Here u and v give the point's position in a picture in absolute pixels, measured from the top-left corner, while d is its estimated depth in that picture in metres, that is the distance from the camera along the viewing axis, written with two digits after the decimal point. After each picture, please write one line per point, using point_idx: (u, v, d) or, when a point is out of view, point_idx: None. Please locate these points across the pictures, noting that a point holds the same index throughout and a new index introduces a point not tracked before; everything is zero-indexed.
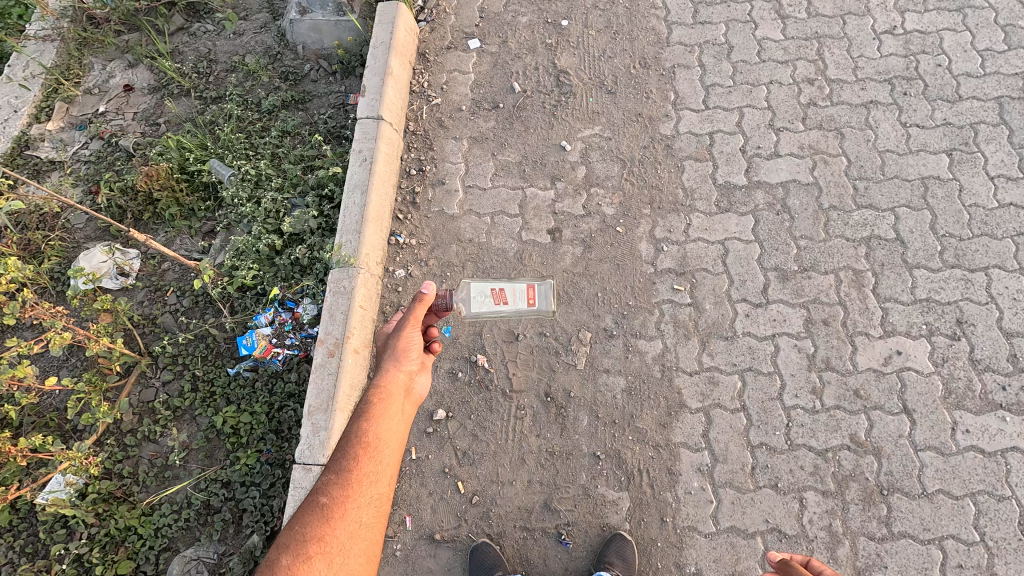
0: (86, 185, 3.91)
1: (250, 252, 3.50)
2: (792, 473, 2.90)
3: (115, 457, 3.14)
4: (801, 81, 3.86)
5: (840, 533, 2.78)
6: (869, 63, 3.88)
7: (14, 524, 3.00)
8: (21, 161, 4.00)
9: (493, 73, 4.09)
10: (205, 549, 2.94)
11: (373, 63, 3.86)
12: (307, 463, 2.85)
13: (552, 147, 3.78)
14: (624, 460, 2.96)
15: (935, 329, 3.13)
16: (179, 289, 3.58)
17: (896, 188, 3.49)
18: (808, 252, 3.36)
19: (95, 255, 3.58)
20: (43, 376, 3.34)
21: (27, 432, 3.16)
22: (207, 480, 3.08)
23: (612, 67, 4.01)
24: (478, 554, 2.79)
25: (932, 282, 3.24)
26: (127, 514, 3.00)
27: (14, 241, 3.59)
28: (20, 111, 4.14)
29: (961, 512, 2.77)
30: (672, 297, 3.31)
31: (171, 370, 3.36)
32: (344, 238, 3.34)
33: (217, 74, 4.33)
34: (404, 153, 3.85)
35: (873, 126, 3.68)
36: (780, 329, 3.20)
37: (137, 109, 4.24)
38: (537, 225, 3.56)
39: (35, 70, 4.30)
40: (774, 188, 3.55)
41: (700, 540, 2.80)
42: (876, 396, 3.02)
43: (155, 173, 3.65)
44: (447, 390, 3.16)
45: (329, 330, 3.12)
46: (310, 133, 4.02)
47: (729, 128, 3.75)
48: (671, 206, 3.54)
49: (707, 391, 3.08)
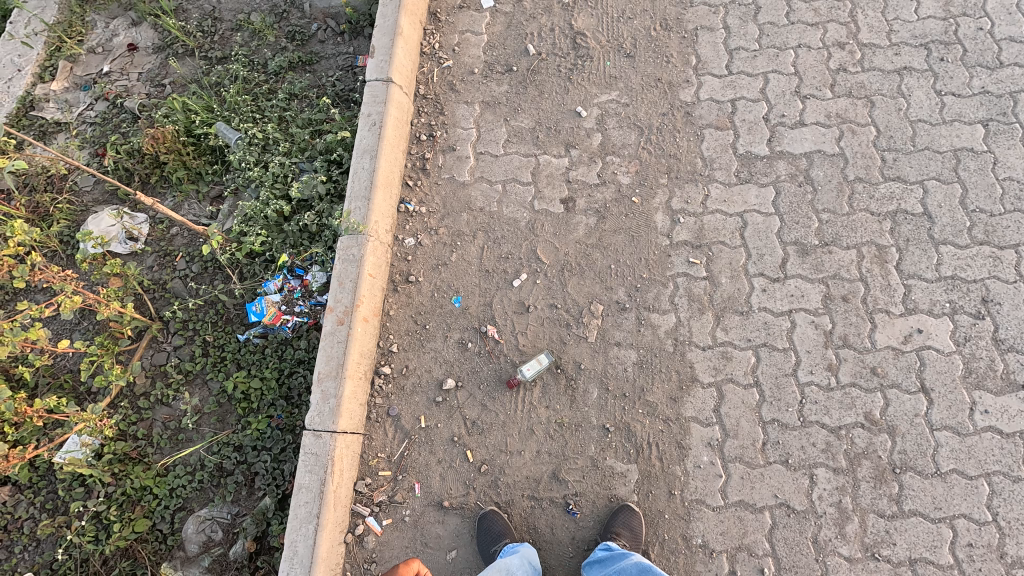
0: (92, 147, 3.85)
1: (258, 218, 3.45)
2: (804, 449, 2.88)
3: (129, 419, 3.18)
4: (831, 45, 3.66)
5: (849, 510, 2.78)
6: (905, 26, 3.67)
7: (34, 481, 3.06)
8: (26, 122, 3.93)
9: (507, 34, 3.92)
10: (219, 510, 3.01)
11: (383, 22, 3.71)
12: (317, 429, 2.86)
13: (567, 113, 3.65)
14: (633, 433, 2.95)
15: (958, 307, 3.05)
16: (189, 255, 3.55)
17: (926, 160, 3.35)
18: (830, 226, 3.26)
19: (104, 219, 3.55)
20: (56, 339, 3.36)
21: (42, 394, 3.20)
22: (219, 444, 3.12)
23: (631, 29, 3.83)
24: (485, 522, 2.82)
25: (958, 259, 3.13)
26: (143, 474, 3.05)
27: (22, 204, 3.56)
28: (23, 71, 4.04)
29: (975, 492, 2.75)
30: (687, 271, 3.23)
31: (182, 335, 3.36)
32: (353, 205, 3.27)
33: (222, 33, 4.19)
34: (414, 118, 3.73)
35: (905, 95, 3.50)
36: (797, 305, 3.12)
37: (142, 70, 4.13)
38: (551, 193, 3.46)
39: (36, 27, 4.16)
40: (797, 158, 3.42)
41: (707, 513, 2.81)
42: (894, 374, 2.96)
43: (161, 135, 3.58)
44: (456, 360, 3.15)
45: (339, 297, 3.08)
46: (318, 96, 3.90)
47: (752, 95, 3.58)
48: (689, 176, 3.43)
49: (719, 366, 3.04)
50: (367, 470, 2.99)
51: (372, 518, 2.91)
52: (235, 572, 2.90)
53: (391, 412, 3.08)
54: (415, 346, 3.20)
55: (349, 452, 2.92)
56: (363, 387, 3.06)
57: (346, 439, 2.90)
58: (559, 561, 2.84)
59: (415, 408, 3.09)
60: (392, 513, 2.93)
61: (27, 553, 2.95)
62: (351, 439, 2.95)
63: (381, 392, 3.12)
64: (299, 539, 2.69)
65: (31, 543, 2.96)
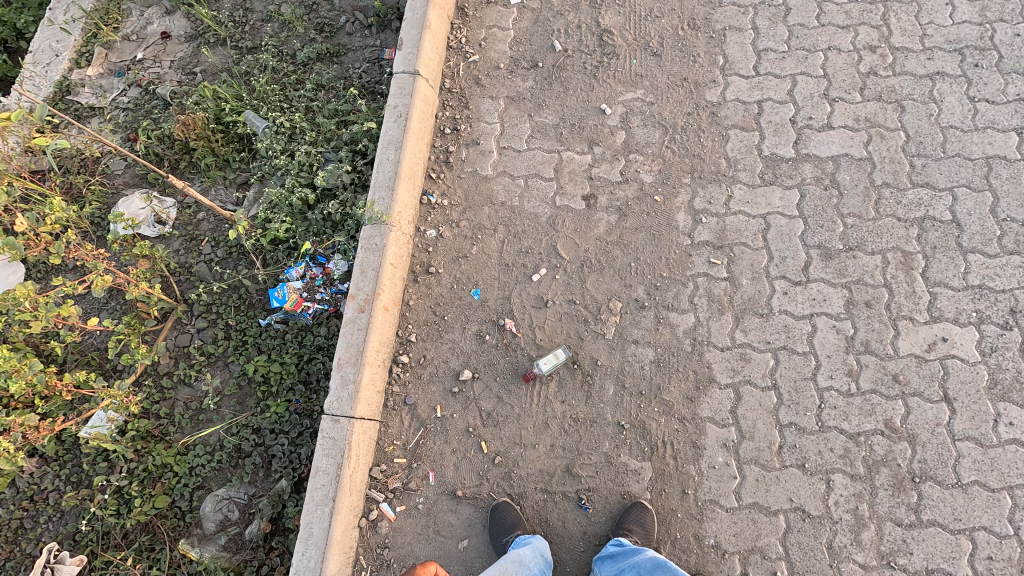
0: (125, 132, 3.94)
1: (283, 205, 3.50)
2: (821, 454, 2.85)
3: (153, 398, 3.24)
4: (861, 48, 3.62)
5: (865, 517, 2.75)
6: (939, 30, 3.61)
7: (60, 454, 3.14)
8: (62, 105, 4.02)
9: (533, 30, 3.93)
10: (236, 490, 3.05)
11: (411, 15, 3.75)
12: (335, 414, 2.90)
13: (591, 110, 3.65)
14: (648, 431, 2.95)
15: (985, 317, 3.00)
16: (214, 239, 3.60)
17: (957, 167, 3.30)
18: (855, 231, 3.22)
19: (134, 202, 3.64)
20: (85, 317, 3.45)
21: (70, 369, 3.28)
22: (238, 426, 3.17)
23: (658, 28, 3.82)
24: (499, 513, 2.83)
25: (986, 268, 3.08)
26: (164, 452, 3.11)
27: (57, 184, 3.66)
28: (61, 56, 4.14)
29: (996, 505, 2.71)
30: (708, 271, 3.21)
31: (206, 318, 3.43)
32: (377, 195, 3.31)
33: (253, 24, 4.26)
34: (438, 111, 3.76)
35: (937, 100, 3.45)
36: (819, 309, 3.09)
37: (174, 58, 4.21)
38: (573, 190, 3.47)
39: (75, 14, 4.26)
40: (823, 161, 3.38)
41: (720, 513, 2.80)
42: (916, 382, 2.92)
43: (191, 122, 3.66)
44: (474, 351, 3.17)
45: (360, 286, 3.12)
46: (344, 87, 3.95)
47: (780, 96, 3.55)
48: (712, 176, 3.41)
49: (737, 367, 3.02)
50: (382, 457, 3.03)
51: (386, 504, 2.95)
52: (250, 551, 2.94)
53: (408, 401, 3.11)
54: (433, 337, 3.23)
55: (365, 438, 2.96)
56: (381, 375, 3.10)
57: (363, 425, 2.95)
58: (570, 555, 2.85)
59: (431, 398, 3.12)
60: (405, 500, 2.96)
61: (50, 524, 3.01)
62: (368, 425, 2.99)
63: (398, 381, 3.16)
64: (314, 521, 2.73)
65: (55, 514, 3.03)
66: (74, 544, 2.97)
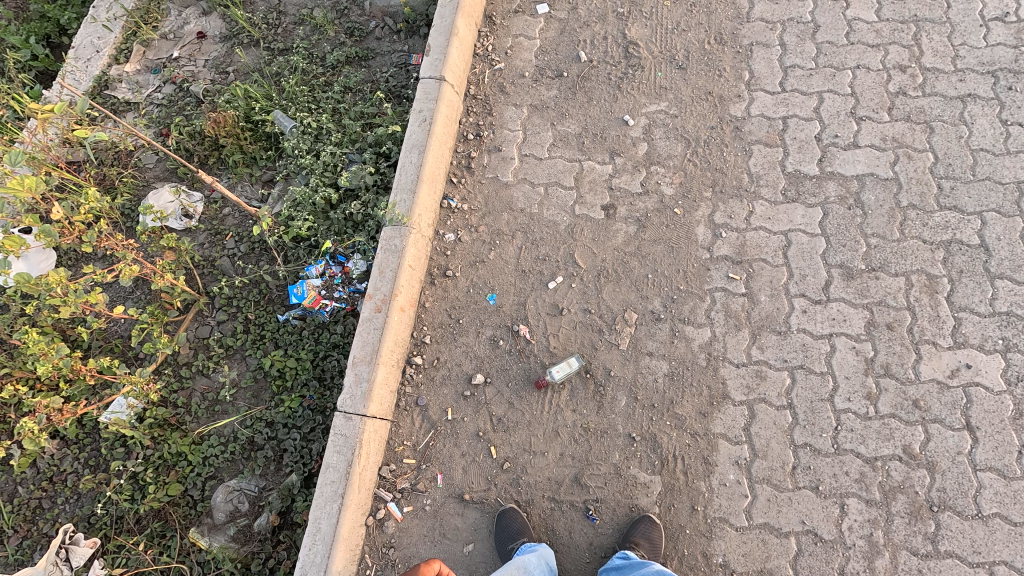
0: (158, 127, 4.06)
1: (306, 204, 3.55)
2: (835, 477, 2.80)
3: (172, 387, 3.30)
4: (891, 68, 3.58)
5: (880, 544, 2.68)
6: (971, 52, 3.56)
7: (79, 437, 3.20)
8: (100, 99, 4.16)
9: (560, 40, 3.97)
10: (247, 482, 3.09)
11: (440, 21, 3.80)
12: (347, 411, 2.92)
13: (614, 120, 3.66)
14: (659, 444, 2.92)
15: (1012, 344, 2.93)
16: (238, 234, 3.68)
17: (986, 191, 3.24)
18: (878, 251, 3.17)
19: (164, 195, 3.75)
20: (111, 305, 3.54)
21: (94, 355, 3.36)
22: (253, 418, 3.21)
23: (685, 41, 3.83)
24: (505, 519, 2.83)
25: (1014, 295, 3.02)
26: (180, 440, 3.16)
27: (91, 175, 3.78)
28: (101, 52, 4.28)
29: (1018, 538, 2.63)
30: (726, 286, 3.19)
31: (226, 312, 3.49)
32: (398, 197, 3.35)
33: (286, 26, 4.36)
34: (462, 116, 3.80)
35: (967, 122, 3.40)
36: (838, 329, 3.05)
37: (208, 57, 4.32)
38: (592, 199, 3.48)
39: (117, 12, 4.41)
40: (848, 180, 3.35)
41: (730, 532, 2.76)
42: (937, 409, 2.86)
43: (222, 120, 3.75)
44: (487, 356, 3.18)
45: (378, 286, 3.16)
46: (371, 90, 4.02)
47: (805, 113, 3.53)
48: (734, 192, 3.39)
49: (752, 385, 2.99)
50: (391, 456, 3.05)
51: (393, 504, 2.96)
52: (258, 543, 2.97)
53: (419, 402, 3.13)
54: (448, 340, 3.25)
55: (376, 436, 2.98)
56: (394, 375, 3.13)
57: (374, 424, 2.96)
58: (575, 565, 2.83)
59: (443, 400, 3.13)
60: (413, 500, 2.97)
61: (67, 505, 3.08)
62: (379, 424, 3.01)
63: (410, 382, 3.18)
64: (322, 517, 2.74)
65: (72, 496, 3.09)
66: (88, 527, 3.03)
